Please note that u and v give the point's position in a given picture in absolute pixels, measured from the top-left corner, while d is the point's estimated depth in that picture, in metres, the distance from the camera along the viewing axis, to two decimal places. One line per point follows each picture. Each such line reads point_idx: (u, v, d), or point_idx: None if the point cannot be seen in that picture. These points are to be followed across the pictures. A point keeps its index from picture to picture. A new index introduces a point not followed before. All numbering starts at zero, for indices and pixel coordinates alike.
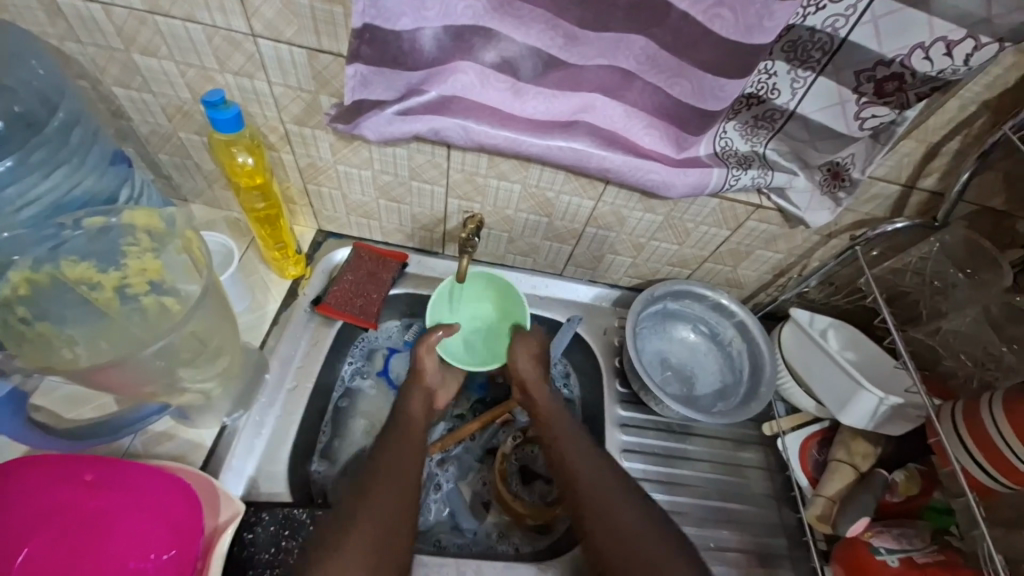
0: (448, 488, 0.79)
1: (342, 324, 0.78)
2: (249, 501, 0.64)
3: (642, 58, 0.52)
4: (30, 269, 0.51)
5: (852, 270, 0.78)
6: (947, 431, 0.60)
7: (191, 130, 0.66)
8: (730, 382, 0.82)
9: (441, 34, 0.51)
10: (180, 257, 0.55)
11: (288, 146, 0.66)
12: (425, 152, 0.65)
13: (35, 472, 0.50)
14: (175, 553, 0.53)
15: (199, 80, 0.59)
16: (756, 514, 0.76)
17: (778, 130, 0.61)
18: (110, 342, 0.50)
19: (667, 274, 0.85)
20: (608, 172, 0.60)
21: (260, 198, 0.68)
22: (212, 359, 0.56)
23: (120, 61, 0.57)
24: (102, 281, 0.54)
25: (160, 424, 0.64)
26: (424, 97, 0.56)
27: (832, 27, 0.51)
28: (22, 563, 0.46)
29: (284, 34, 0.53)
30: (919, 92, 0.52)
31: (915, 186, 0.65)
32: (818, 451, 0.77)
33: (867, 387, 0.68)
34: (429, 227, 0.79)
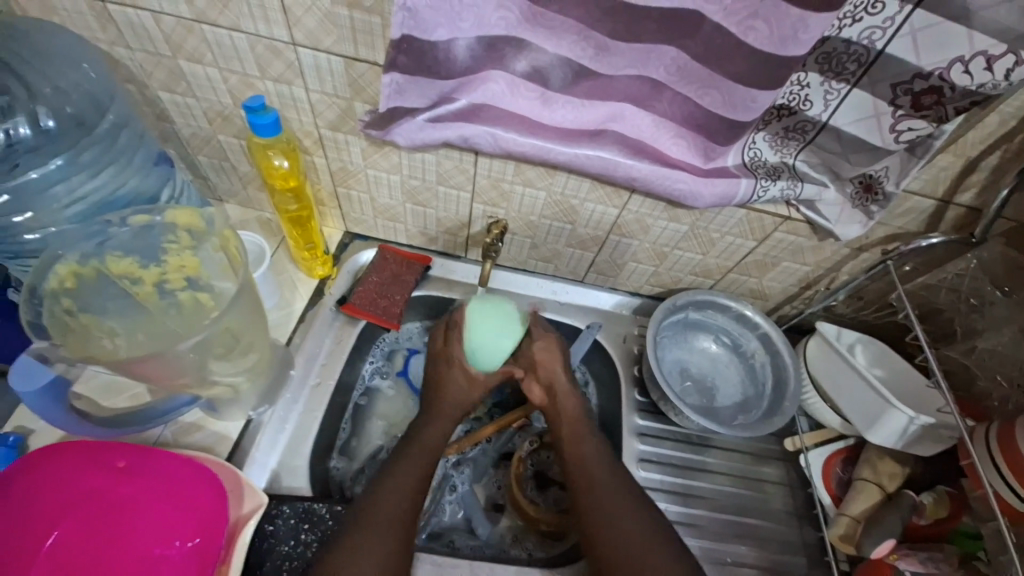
0: (463, 490, 0.80)
1: (366, 324, 0.79)
2: (272, 494, 0.66)
3: (672, 68, 0.52)
4: (77, 263, 0.54)
5: (882, 285, 0.76)
6: (979, 452, 0.58)
7: (229, 133, 0.68)
8: (752, 394, 0.81)
9: (475, 44, 0.52)
10: (217, 255, 0.57)
11: (320, 150, 0.68)
12: (452, 158, 0.67)
13: (70, 457, 0.54)
14: (199, 542, 0.54)
15: (240, 86, 0.61)
16: (775, 530, 0.75)
17: (809, 142, 0.60)
18: (145, 333, 0.51)
19: (690, 284, 0.84)
20: (634, 181, 0.60)
21: (293, 200, 0.70)
22: (243, 355, 0.58)
23: (167, 67, 0.60)
24: (143, 276, 0.56)
25: (190, 416, 0.66)
26: (455, 105, 0.57)
27: (869, 40, 0.50)
28: (51, 547, 0.50)
29: (322, 43, 0.55)
30: (958, 106, 0.51)
31: (951, 201, 0.64)
32: (842, 469, 0.76)
33: (896, 405, 0.66)
34: (454, 232, 0.80)
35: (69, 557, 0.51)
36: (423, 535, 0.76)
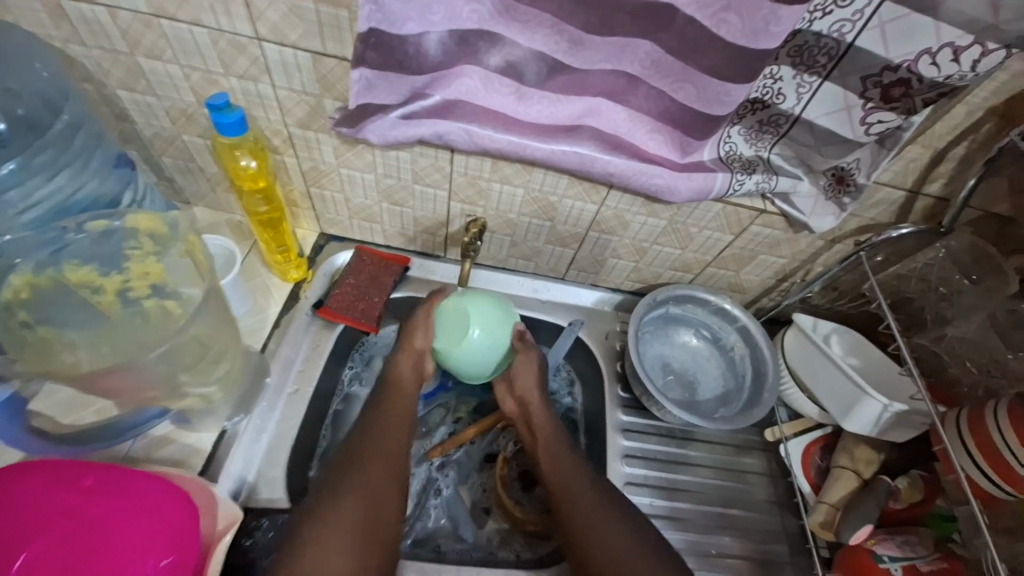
0: (448, 493, 0.79)
1: (344, 327, 0.77)
2: (248, 506, 0.64)
3: (647, 62, 0.52)
4: (32, 273, 0.51)
5: (856, 276, 0.77)
6: (950, 435, 0.60)
7: (194, 133, 0.65)
8: (732, 387, 0.82)
9: (447, 38, 0.51)
10: (183, 261, 0.54)
11: (291, 149, 0.66)
12: (428, 155, 0.65)
13: (34, 477, 0.50)
14: (174, 559, 0.52)
15: (204, 83, 0.59)
16: (758, 521, 0.76)
17: (782, 136, 0.60)
18: (112, 345, 0.48)
19: (670, 278, 0.84)
20: (612, 176, 0.60)
21: (263, 202, 0.68)
22: (213, 363, 0.55)
23: (125, 65, 0.57)
24: (104, 284, 0.53)
25: (160, 428, 0.63)
26: (428, 101, 0.56)
27: (839, 33, 0.51)
28: (19, 568, 0.46)
29: (289, 38, 0.53)
30: (926, 99, 0.51)
31: (920, 192, 0.65)
32: (821, 457, 0.77)
33: (870, 393, 0.67)
34: (432, 231, 0.79)
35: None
36: (408, 541, 0.75)
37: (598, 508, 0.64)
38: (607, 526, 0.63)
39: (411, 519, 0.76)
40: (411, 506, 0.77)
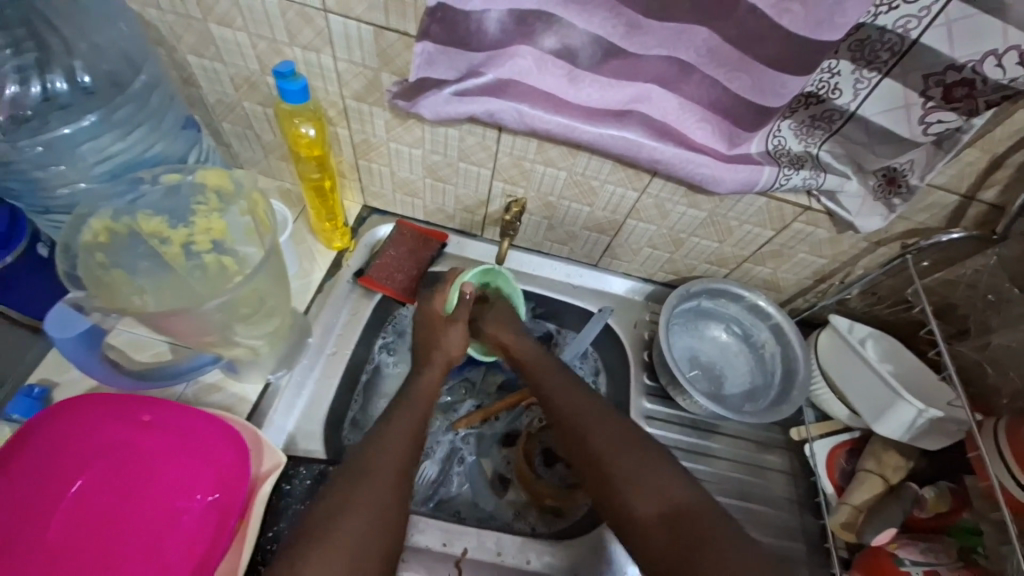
0: (471, 462, 0.82)
1: (382, 297, 0.80)
2: (287, 456, 0.68)
3: (703, 50, 0.52)
4: (110, 218, 0.55)
5: (897, 281, 0.76)
6: (988, 448, 0.59)
7: (255, 101, 0.68)
8: (760, 384, 0.82)
9: (506, 18, 0.52)
10: (243, 219, 0.58)
11: (345, 121, 0.69)
12: (475, 134, 0.67)
13: (99, 410, 0.56)
14: (219, 497, 0.56)
15: (269, 52, 0.61)
16: (776, 516, 0.76)
17: (834, 132, 0.60)
18: (174, 295, 0.52)
19: (704, 272, 0.84)
20: (657, 163, 0.60)
21: (317, 169, 0.71)
22: (265, 318, 0.59)
23: (197, 31, 0.60)
24: (171, 236, 0.57)
25: (209, 376, 0.68)
26: (482, 79, 0.57)
27: (904, 28, 0.49)
28: (75, 494, 0.53)
29: (354, 11, 0.55)
30: (990, 100, 0.50)
31: (974, 198, 0.63)
32: (846, 460, 0.77)
33: (905, 397, 0.67)
34: (471, 210, 0.81)
35: (91, 506, 0.53)
36: (430, 503, 0.77)
37: (617, 443, 0.64)
38: (627, 457, 0.63)
39: (435, 484, 0.79)
40: (436, 472, 0.79)
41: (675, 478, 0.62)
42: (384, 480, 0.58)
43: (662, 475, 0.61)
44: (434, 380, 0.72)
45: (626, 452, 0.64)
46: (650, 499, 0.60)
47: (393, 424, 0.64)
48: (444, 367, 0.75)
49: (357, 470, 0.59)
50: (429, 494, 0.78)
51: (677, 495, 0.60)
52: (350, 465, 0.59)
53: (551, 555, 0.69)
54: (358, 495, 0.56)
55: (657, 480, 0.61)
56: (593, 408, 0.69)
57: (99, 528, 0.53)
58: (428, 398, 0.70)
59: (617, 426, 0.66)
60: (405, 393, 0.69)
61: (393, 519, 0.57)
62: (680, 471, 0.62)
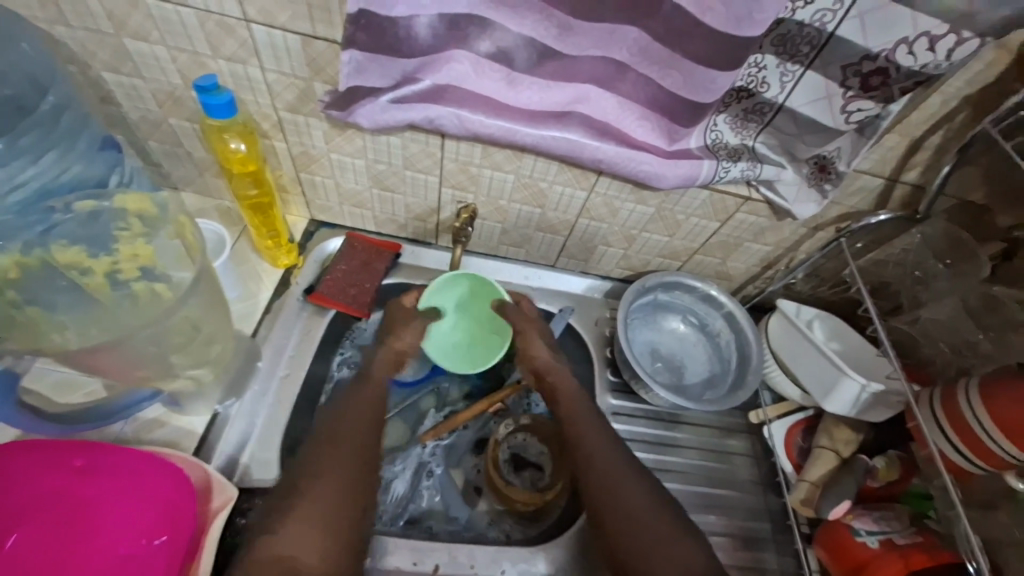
0: (440, 475, 0.80)
1: (335, 313, 0.78)
2: (242, 487, 0.64)
3: (635, 49, 0.53)
4: (19, 252, 0.48)
5: (837, 263, 0.79)
6: (925, 417, 0.62)
7: (182, 117, 0.65)
8: (718, 371, 0.84)
9: (437, 23, 0.51)
10: (173, 243, 0.55)
11: (280, 133, 0.66)
12: (418, 141, 0.66)
13: (37, 457, 0.51)
14: (167, 539, 0.54)
15: (191, 65, 0.58)
16: (742, 499, 0.78)
17: (767, 124, 0.62)
18: (100, 328, 0.49)
19: (658, 266, 0.86)
20: (601, 162, 0.61)
21: (253, 185, 0.67)
22: (205, 344, 0.56)
23: (111, 46, 0.57)
24: (93, 266, 0.51)
25: (150, 411, 0.64)
26: (418, 85, 0.56)
27: (820, 22, 0.52)
28: (7, 551, 0.46)
29: (278, 20, 0.53)
30: (903, 86, 0.53)
31: (898, 179, 0.67)
32: (802, 438, 0.79)
33: (849, 373, 0.70)
34: (422, 218, 0.80)
35: (23, 566, 0.46)
36: (400, 521, 0.76)
37: (630, 503, 0.61)
38: (646, 520, 0.60)
39: (404, 500, 0.77)
40: (405, 487, 0.78)
41: (690, 544, 0.59)
42: (341, 467, 0.59)
43: (679, 543, 0.58)
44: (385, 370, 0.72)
45: (648, 515, 0.60)
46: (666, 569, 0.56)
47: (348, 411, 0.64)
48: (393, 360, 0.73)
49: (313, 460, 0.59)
50: (398, 512, 0.76)
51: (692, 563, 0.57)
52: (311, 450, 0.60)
53: (524, 561, 0.68)
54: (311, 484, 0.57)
55: (670, 548, 0.58)
56: (615, 463, 0.65)
57: None
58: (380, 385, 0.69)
59: (637, 486, 0.63)
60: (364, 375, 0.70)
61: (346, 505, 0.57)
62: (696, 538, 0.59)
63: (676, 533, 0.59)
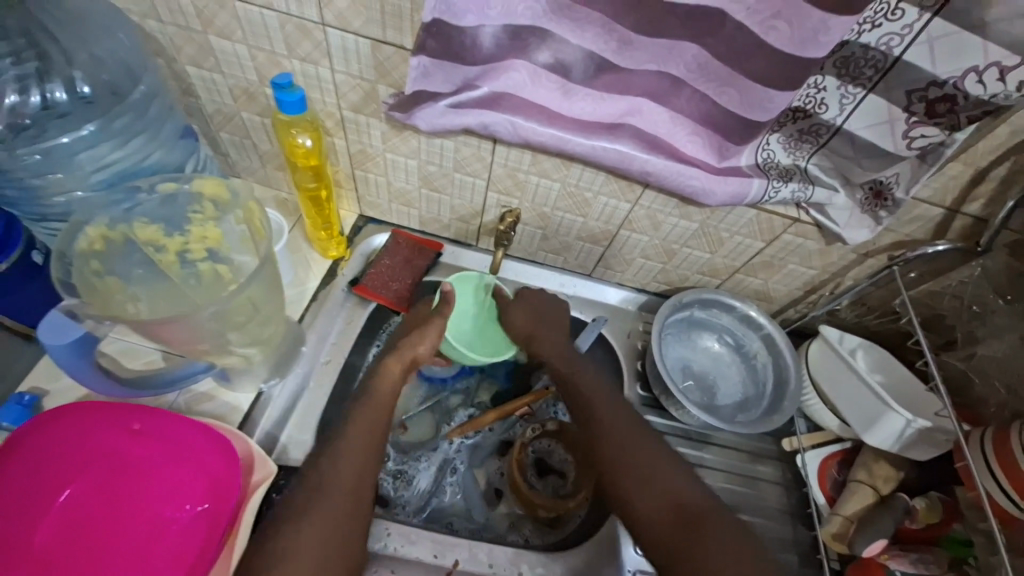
0: (463, 472, 0.81)
1: (377, 306, 0.80)
2: (280, 465, 0.67)
3: (693, 66, 0.53)
4: (106, 226, 0.55)
5: (886, 292, 0.77)
6: (975, 458, 0.59)
7: (253, 111, 0.69)
8: (753, 394, 0.82)
9: (500, 33, 0.53)
10: (239, 227, 0.59)
11: (341, 131, 0.70)
12: (471, 145, 0.68)
13: (97, 415, 0.56)
14: (209, 507, 0.57)
15: (267, 64, 0.62)
16: (770, 527, 0.76)
17: (822, 146, 0.61)
18: (167, 303, 0.53)
19: (697, 282, 0.85)
20: (649, 176, 0.61)
21: (313, 178, 0.71)
22: (260, 325, 0.59)
23: (196, 42, 0.61)
24: (167, 244, 0.57)
25: (202, 385, 0.67)
26: (477, 92, 0.58)
27: (887, 46, 0.51)
28: (64, 502, 0.53)
29: (351, 25, 0.56)
30: (970, 115, 0.52)
31: (959, 210, 0.64)
32: (838, 471, 0.77)
33: (894, 407, 0.67)
34: (466, 220, 0.82)
35: (79, 515, 0.53)
36: (423, 515, 0.77)
37: (629, 443, 0.66)
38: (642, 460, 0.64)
39: (428, 494, 0.79)
40: (428, 483, 0.79)
41: (684, 476, 0.63)
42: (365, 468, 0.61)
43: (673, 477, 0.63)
44: (395, 372, 0.70)
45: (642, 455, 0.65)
46: (662, 498, 0.61)
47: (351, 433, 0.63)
48: (411, 365, 0.72)
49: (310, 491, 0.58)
50: (421, 506, 0.78)
51: (686, 494, 0.62)
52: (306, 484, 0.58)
53: (543, 566, 0.69)
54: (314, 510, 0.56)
55: (665, 484, 0.62)
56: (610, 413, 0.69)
57: (85, 537, 0.52)
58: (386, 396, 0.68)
59: (632, 432, 0.67)
60: (363, 391, 0.68)
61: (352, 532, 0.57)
62: (688, 473, 0.64)
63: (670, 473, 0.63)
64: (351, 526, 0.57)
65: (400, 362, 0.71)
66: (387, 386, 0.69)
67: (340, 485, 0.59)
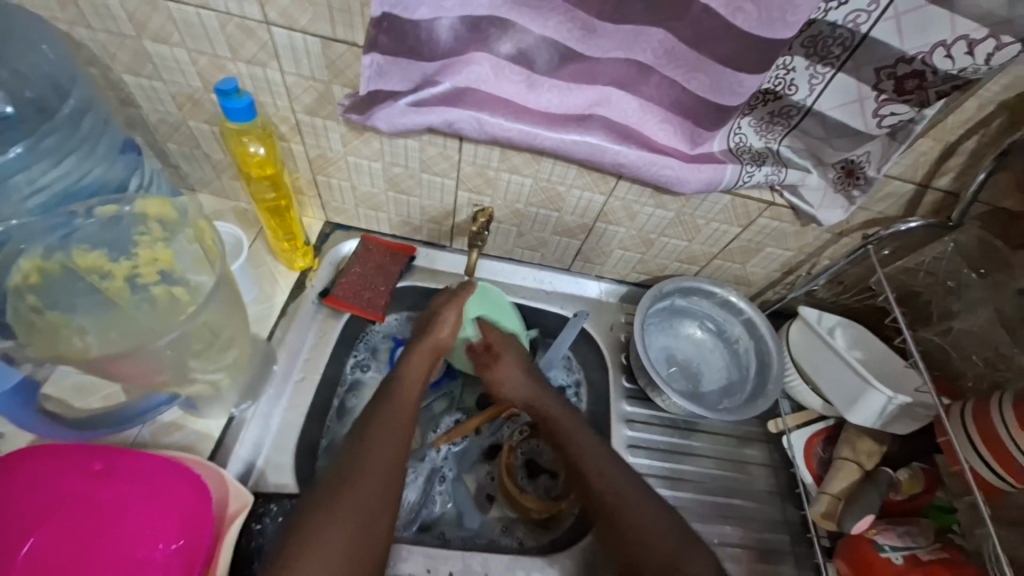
0: (453, 479, 0.79)
1: (350, 316, 0.77)
2: (257, 492, 0.64)
3: (660, 51, 0.52)
4: (41, 256, 0.51)
5: (863, 270, 0.77)
6: (957, 432, 0.60)
7: (200, 119, 0.65)
8: (737, 379, 0.82)
9: (458, 25, 0.50)
10: (192, 247, 0.55)
11: (298, 136, 0.66)
12: (436, 144, 0.65)
13: (48, 462, 0.52)
14: (184, 544, 0.53)
15: (211, 68, 0.58)
16: (759, 510, 0.76)
17: (793, 127, 0.60)
18: (120, 332, 0.48)
19: (676, 271, 0.84)
20: (622, 167, 0.60)
21: (270, 188, 0.67)
22: (223, 349, 0.56)
23: (131, 48, 0.57)
24: (113, 270, 0.53)
25: (167, 415, 0.64)
26: (438, 88, 0.55)
27: (854, 23, 0.50)
28: (26, 556, 0.47)
29: (298, 23, 0.52)
30: (939, 91, 0.51)
31: (929, 186, 0.65)
32: (823, 449, 0.78)
33: (875, 385, 0.68)
34: (438, 221, 0.79)
35: (43, 568, 0.48)
36: (413, 527, 0.75)
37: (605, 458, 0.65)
38: (637, 499, 0.62)
39: (416, 507, 0.76)
40: (417, 494, 0.76)
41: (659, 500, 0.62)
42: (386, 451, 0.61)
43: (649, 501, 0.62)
44: (423, 364, 0.71)
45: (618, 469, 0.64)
46: (640, 522, 0.60)
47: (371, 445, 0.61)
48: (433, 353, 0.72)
49: (352, 468, 0.58)
50: (410, 519, 0.75)
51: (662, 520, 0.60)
52: (339, 465, 0.59)
53: (539, 571, 0.67)
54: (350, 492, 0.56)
55: (660, 523, 0.60)
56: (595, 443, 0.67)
57: None
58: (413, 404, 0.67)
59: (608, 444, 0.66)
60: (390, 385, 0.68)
61: (380, 522, 0.57)
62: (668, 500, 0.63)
63: (667, 528, 0.60)
64: (381, 517, 0.57)
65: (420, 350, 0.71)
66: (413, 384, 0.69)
67: (381, 469, 0.59)
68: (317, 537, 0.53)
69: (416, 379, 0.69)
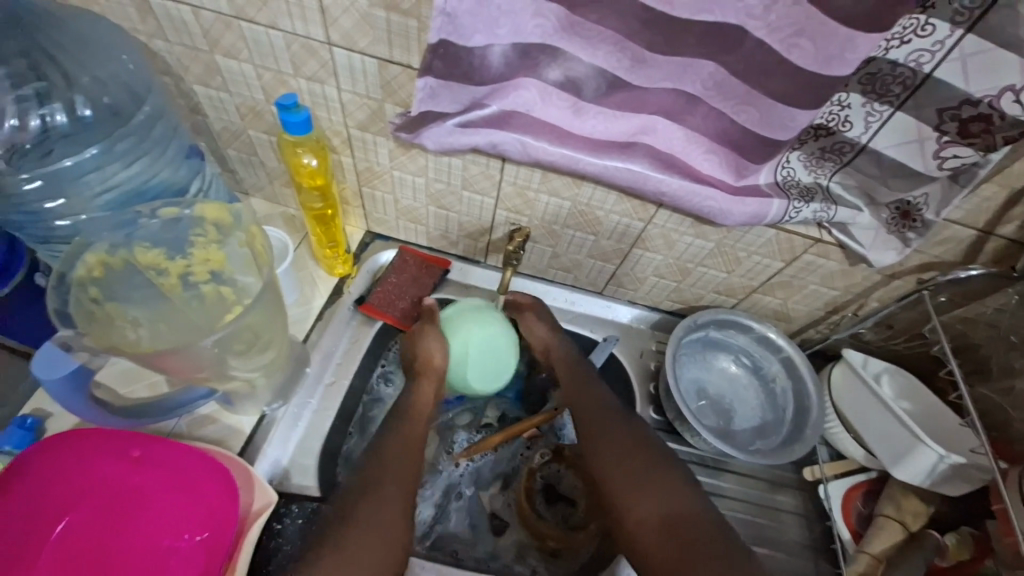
0: (471, 497, 0.79)
1: (383, 324, 0.79)
2: (281, 492, 0.66)
3: (710, 83, 0.51)
4: (106, 251, 0.54)
5: (914, 315, 0.73)
6: (1013, 499, 0.56)
7: (260, 128, 0.69)
8: (771, 420, 0.79)
9: (510, 51, 0.51)
10: (242, 250, 0.57)
11: (348, 149, 0.69)
12: (479, 163, 0.66)
13: (87, 444, 0.55)
14: (208, 536, 0.55)
15: (274, 83, 0.61)
16: (790, 563, 0.72)
17: (846, 164, 0.58)
18: (172, 329, 0.52)
19: (713, 301, 0.82)
20: (663, 196, 0.59)
21: (319, 198, 0.70)
22: (262, 350, 0.58)
23: (203, 62, 0.61)
24: (169, 267, 0.57)
25: (204, 408, 0.66)
26: (485, 111, 0.57)
27: (916, 62, 0.48)
28: (61, 533, 0.51)
29: (358, 44, 0.55)
30: (1007, 136, 0.48)
31: (992, 233, 0.61)
32: (863, 503, 0.73)
33: (926, 441, 0.64)
34: (475, 237, 0.80)
35: (77, 547, 0.51)
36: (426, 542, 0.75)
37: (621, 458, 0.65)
38: (650, 500, 0.61)
39: (432, 521, 0.76)
40: (432, 509, 0.77)
41: (680, 493, 0.61)
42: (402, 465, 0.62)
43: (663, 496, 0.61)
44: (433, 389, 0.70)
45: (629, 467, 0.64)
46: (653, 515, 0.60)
47: (387, 463, 0.62)
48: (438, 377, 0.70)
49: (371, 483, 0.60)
50: (425, 533, 0.75)
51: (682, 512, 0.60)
52: (362, 478, 0.61)
53: None
54: (370, 506, 0.58)
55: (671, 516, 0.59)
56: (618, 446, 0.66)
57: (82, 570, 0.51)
58: (424, 416, 0.68)
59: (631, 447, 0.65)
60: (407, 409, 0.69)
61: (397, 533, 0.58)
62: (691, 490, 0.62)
63: (679, 539, 0.57)
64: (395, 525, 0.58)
65: (428, 377, 0.70)
66: (424, 403, 0.70)
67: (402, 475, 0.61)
68: (339, 549, 0.54)
69: (429, 403, 0.70)
